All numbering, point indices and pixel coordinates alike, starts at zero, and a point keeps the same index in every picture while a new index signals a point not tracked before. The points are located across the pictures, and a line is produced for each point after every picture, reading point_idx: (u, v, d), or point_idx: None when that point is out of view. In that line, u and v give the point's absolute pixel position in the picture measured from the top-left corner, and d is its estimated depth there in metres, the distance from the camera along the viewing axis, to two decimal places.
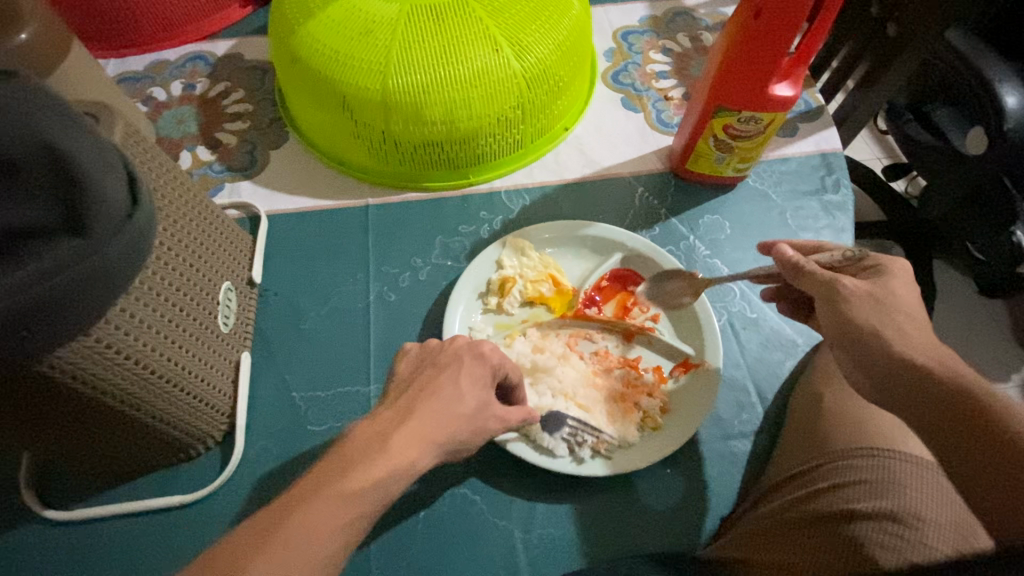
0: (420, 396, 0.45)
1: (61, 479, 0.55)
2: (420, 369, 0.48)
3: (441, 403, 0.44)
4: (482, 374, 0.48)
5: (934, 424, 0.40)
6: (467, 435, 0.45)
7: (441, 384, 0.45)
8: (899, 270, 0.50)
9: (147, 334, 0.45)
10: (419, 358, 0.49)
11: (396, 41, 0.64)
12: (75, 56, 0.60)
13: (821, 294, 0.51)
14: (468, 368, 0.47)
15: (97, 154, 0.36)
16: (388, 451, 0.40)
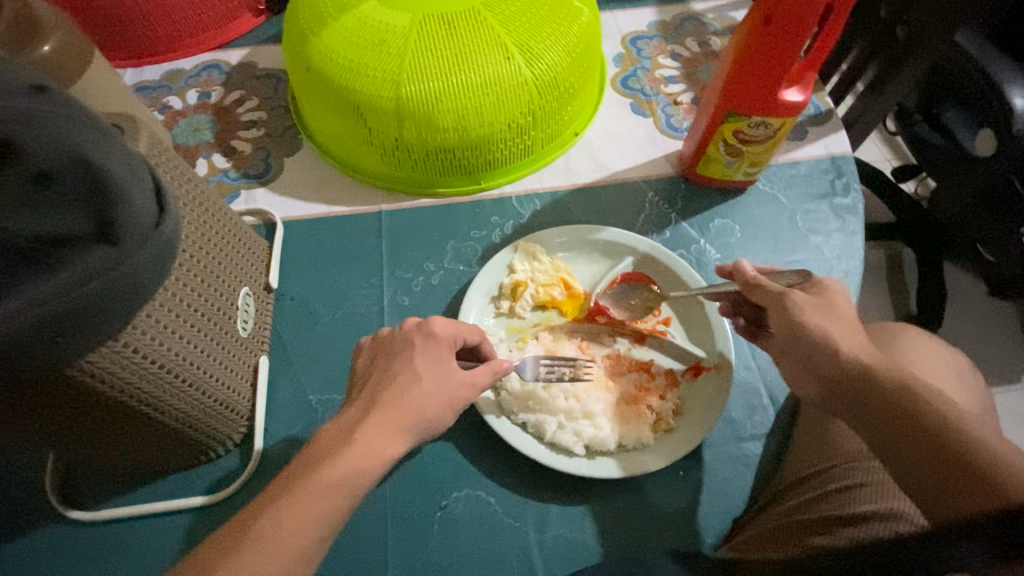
0: (383, 385, 0.46)
1: (85, 480, 0.57)
2: (375, 360, 0.49)
3: (404, 387, 0.45)
4: (441, 351, 0.49)
5: (898, 426, 0.44)
6: (438, 410, 0.46)
7: (399, 368, 0.47)
8: (838, 291, 0.51)
9: (172, 338, 0.46)
10: (374, 352, 0.50)
11: (409, 50, 0.65)
12: (96, 67, 0.62)
13: (772, 305, 0.52)
14: (421, 347, 0.48)
15: (126, 165, 0.37)
16: (356, 441, 0.41)
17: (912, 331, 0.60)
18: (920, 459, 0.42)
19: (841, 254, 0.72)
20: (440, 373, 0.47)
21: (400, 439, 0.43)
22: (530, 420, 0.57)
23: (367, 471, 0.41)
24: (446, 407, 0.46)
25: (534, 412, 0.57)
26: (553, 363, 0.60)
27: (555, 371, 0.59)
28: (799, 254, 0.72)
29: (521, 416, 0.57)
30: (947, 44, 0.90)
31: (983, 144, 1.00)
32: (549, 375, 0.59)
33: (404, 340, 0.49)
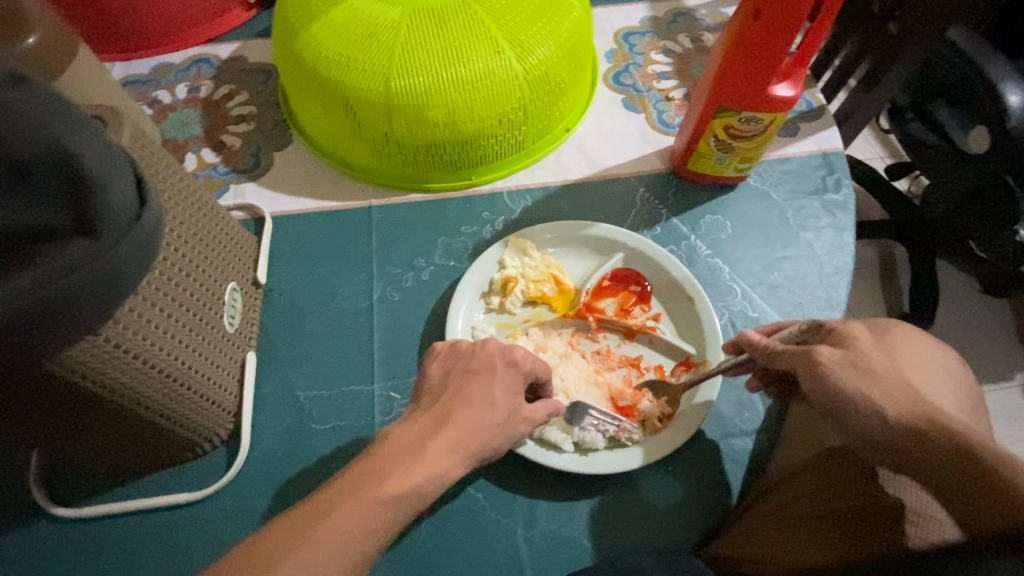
0: (454, 403, 0.45)
1: (70, 477, 0.56)
2: (450, 377, 0.49)
3: (471, 409, 0.45)
4: (515, 382, 0.49)
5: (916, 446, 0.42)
6: (499, 442, 0.45)
7: (467, 391, 0.46)
8: (858, 334, 0.49)
9: (156, 334, 0.45)
10: (449, 363, 0.50)
11: (399, 44, 0.65)
12: (81, 58, 0.61)
13: (803, 365, 0.49)
14: (501, 375, 0.48)
15: (106, 157, 0.37)
16: (424, 458, 0.41)
17: None
18: (953, 488, 0.40)
19: (832, 251, 0.72)
20: (505, 395, 0.47)
21: (459, 462, 0.42)
22: None
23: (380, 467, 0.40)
24: (506, 436, 0.46)
25: None
26: (599, 420, 0.56)
27: (600, 428, 0.56)
28: (790, 250, 0.72)
29: None
30: (940, 41, 0.91)
31: (975, 142, 0.98)
32: (594, 431, 0.55)
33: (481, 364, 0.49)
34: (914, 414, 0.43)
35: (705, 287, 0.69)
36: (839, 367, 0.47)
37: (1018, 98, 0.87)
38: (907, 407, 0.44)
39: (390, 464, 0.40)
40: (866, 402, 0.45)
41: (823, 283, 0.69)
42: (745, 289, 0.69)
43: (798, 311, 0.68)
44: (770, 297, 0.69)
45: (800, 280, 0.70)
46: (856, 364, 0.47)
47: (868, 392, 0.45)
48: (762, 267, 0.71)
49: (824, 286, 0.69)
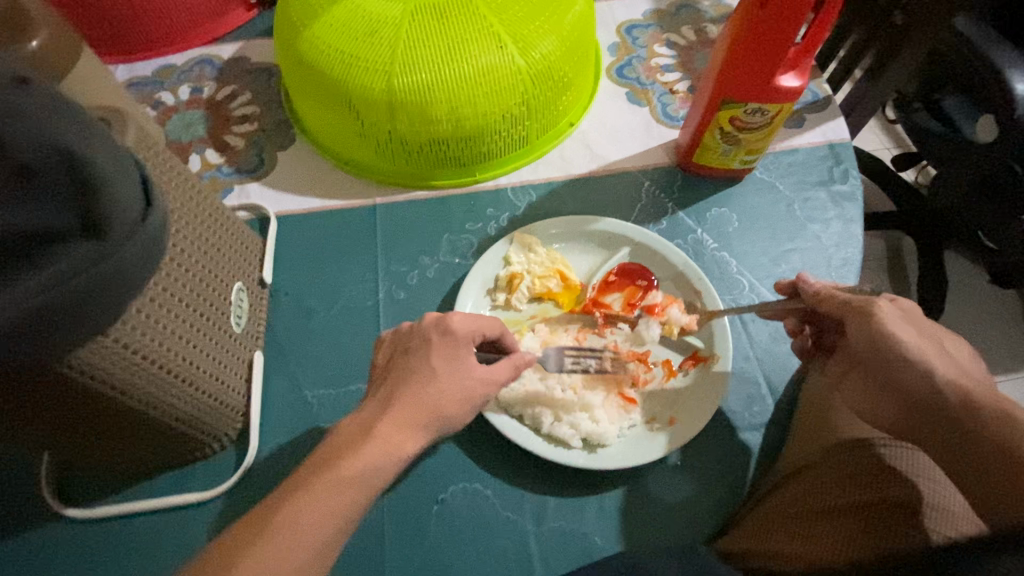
0: (401, 383, 0.46)
1: (81, 478, 0.56)
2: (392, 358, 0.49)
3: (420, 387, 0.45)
4: (457, 350, 0.48)
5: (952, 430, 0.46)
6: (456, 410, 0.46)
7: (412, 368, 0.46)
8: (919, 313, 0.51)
9: (163, 334, 0.45)
10: (392, 348, 0.50)
11: (402, 41, 0.64)
12: (84, 61, 0.61)
13: (850, 311, 0.52)
14: (436, 347, 0.47)
15: (111, 158, 0.36)
16: (374, 438, 0.42)
17: None
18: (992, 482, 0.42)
19: (839, 242, 0.71)
20: (456, 374, 0.46)
21: (413, 437, 0.43)
22: (527, 413, 0.56)
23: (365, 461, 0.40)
24: None
25: (530, 404, 0.57)
26: (579, 355, 0.60)
27: (580, 363, 0.60)
28: (797, 242, 0.71)
29: (517, 409, 0.56)
30: (947, 29, 0.89)
31: (984, 130, 1.00)
32: (574, 367, 0.59)
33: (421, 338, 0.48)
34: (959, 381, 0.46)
35: (712, 280, 0.69)
36: (897, 323, 0.49)
37: None
38: (959, 377, 0.47)
39: (346, 448, 0.41)
40: (921, 360, 0.47)
41: (831, 274, 0.69)
42: (753, 282, 0.69)
43: None
44: None
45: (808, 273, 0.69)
46: (911, 326, 0.50)
47: (926, 352, 0.48)
48: (769, 259, 0.70)
49: (832, 278, 0.69)
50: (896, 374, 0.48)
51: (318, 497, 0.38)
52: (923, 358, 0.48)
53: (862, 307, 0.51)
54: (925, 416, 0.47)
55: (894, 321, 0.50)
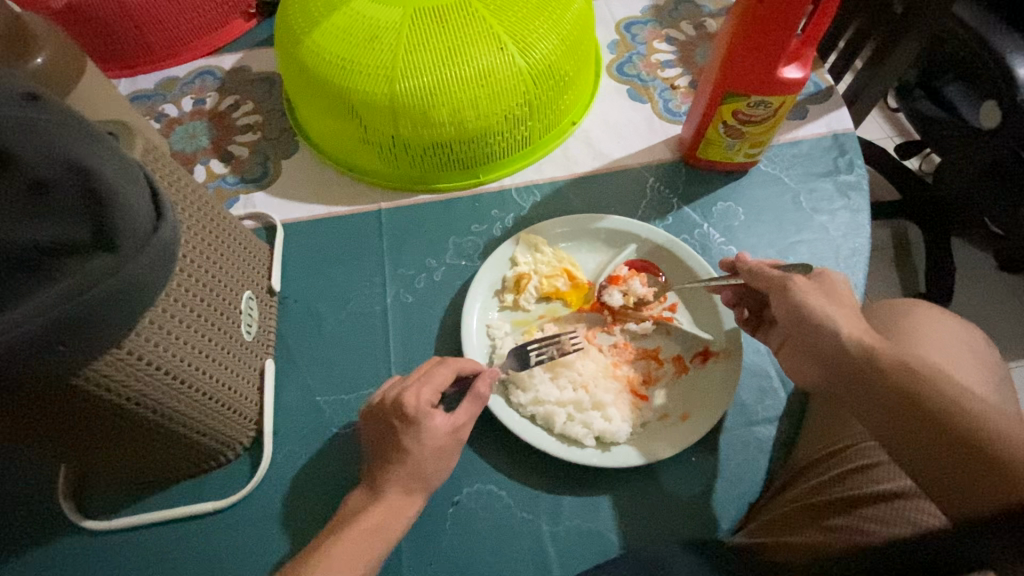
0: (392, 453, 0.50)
1: (98, 489, 0.57)
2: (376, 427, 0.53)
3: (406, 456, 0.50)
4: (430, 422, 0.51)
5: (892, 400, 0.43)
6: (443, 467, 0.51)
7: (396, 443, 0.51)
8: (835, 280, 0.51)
9: (176, 344, 0.46)
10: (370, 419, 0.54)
11: (402, 45, 0.65)
12: (89, 75, 0.61)
13: (776, 287, 0.53)
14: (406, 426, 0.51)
15: (121, 171, 0.37)
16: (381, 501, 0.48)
17: (921, 307, 0.59)
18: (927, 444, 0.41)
19: (847, 233, 0.71)
20: (427, 439, 0.50)
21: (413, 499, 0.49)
22: (539, 413, 0.56)
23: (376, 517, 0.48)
24: None
25: (542, 403, 0.57)
26: (541, 345, 0.60)
27: (544, 352, 0.60)
28: (804, 234, 0.71)
29: (529, 409, 0.57)
30: (948, 15, 0.89)
31: (987, 118, 0.94)
32: (538, 357, 0.59)
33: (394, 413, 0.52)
34: (870, 339, 0.46)
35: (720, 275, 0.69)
36: (814, 297, 0.50)
37: None
38: (870, 338, 0.46)
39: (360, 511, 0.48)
40: (831, 325, 0.47)
41: (840, 265, 0.68)
42: None
43: None
44: None
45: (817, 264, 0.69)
46: (828, 296, 0.50)
47: (835, 317, 0.48)
48: (776, 252, 0.70)
49: (841, 269, 0.68)
50: (813, 340, 0.48)
51: (336, 554, 0.45)
52: (835, 323, 0.48)
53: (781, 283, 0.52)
54: (841, 381, 0.46)
55: (810, 293, 0.50)
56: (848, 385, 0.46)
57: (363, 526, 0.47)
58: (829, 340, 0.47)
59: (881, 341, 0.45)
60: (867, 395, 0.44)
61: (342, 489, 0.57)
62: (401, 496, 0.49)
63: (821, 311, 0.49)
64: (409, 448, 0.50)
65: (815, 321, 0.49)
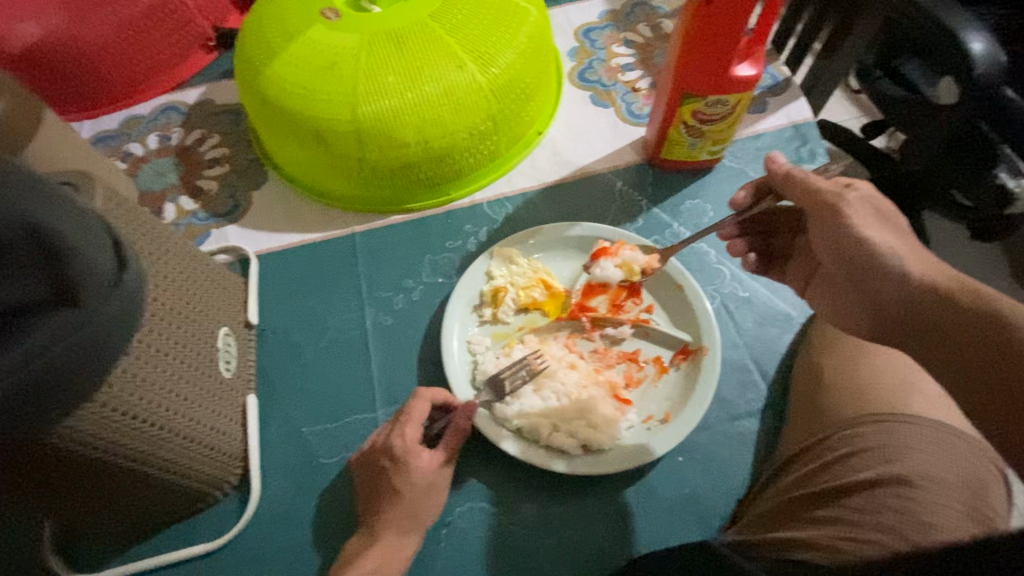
0: (384, 492, 0.53)
1: (85, 542, 0.56)
2: (369, 465, 0.55)
3: (397, 497, 0.52)
4: (418, 457, 0.53)
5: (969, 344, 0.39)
6: (433, 501, 0.53)
7: (388, 481, 0.53)
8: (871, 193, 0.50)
9: (153, 391, 0.45)
10: (365, 458, 0.56)
11: (362, 70, 0.65)
12: (47, 124, 0.61)
13: (820, 207, 0.51)
14: (394, 466, 0.53)
15: (81, 224, 0.36)
16: (378, 542, 0.51)
17: None
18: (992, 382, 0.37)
19: None
20: (415, 476, 0.52)
21: (408, 537, 0.51)
22: (524, 426, 0.57)
23: (376, 557, 0.50)
24: None
25: (526, 416, 0.57)
26: (518, 364, 0.59)
27: (523, 369, 0.59)
28: None
29: (515, 423, 0.57)
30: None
31: (946, 93, 0.94)
32: (517, 372, 0.58)
33: (383, 450, 0.54)
34: (942, 279, 0.44)
35: (694, 272, 0.70)
36: (865, 220, 0.48)
37: (981, 45, 0.87)
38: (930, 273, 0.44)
39: (358, 552, 0.51)
40: (895, 261, 0.46)
41: None
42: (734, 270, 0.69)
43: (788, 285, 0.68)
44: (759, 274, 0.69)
45: None
46: (880, 220, 0.49)
47: (899, 252, 0.46)
48: None
49: None
50: (873, 281, 0.47)
51: None
52: (898, 258, 0.46)
53: (831, 203, 0.50)
54: (906, 319, 0.44)
55: (860, 215, 0.49)
56: (907, 328, 0.43)
57: (362, 569, 0.49)
58: (891, 282, 0.45)
59: (950, 278, 0.43)
60: (928, 331, 0.42)
61: (334, 520, 0.57)
62: (398, 537, 0.51)
63: (876, 240, 0.47)
64: (399, 488, 0.52)
65: (877, 256, 0.47)
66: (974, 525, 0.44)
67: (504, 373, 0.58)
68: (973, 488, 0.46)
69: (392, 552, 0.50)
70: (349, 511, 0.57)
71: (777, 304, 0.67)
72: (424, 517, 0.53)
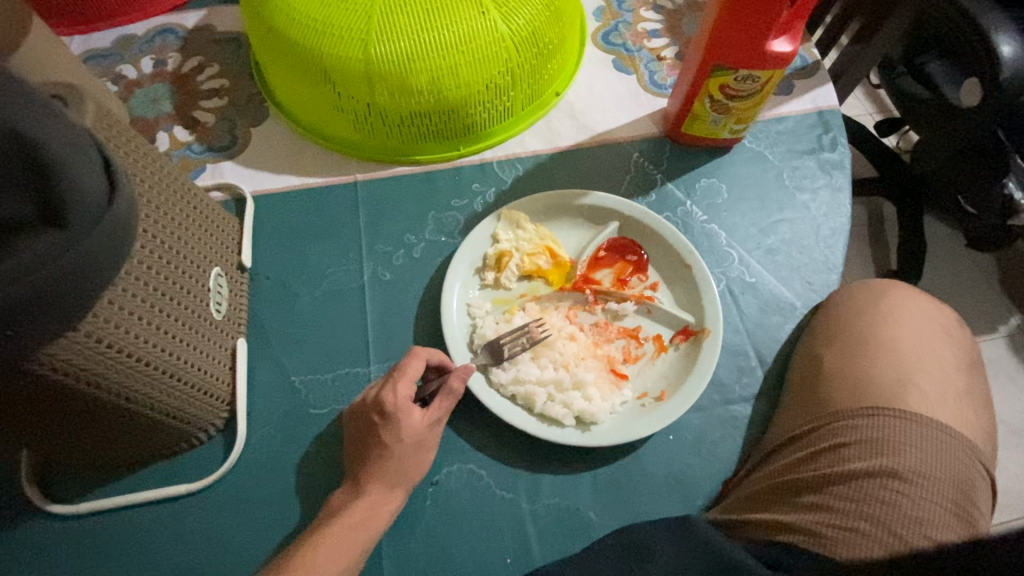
0: (372, 448, 0.52)
1: (63, 474, 0.55)
2: (360, 420, 0.54)
3: (386, 453, 0.51)
4: (409, 416, 0.52)
5: None
6: (422, 460, 0.53)
7: (378, 437, 0.52)
8: None
9: (140, 325, 0.44)
10: (357, 413, 0.55)
11: (378, 7, 0.61)
12: (36, 31, 0.56)
13: None
14: (385, 422, 0.52)
15: (68, 139, 0.33)
16: (364, 496, 0.50)
17: (897, 288, 0.60)
18: None
19: (828, 212, 0.71)
20: (404, 434, 0.52)
21: (394, 494, 0.51)
22: (519, 393, 0.56)
23: (361, 509, 0.50)
24: None
25: (522, 383, 0.57)
26: (516, 333, 0.58)
27: (520, 339, 0.58)
28: (786, 213, 0.71)
29: (510, 389, 0.56)
30: None
31: (966, 96, 0.94)
32: (515, 341, 0.58)
33: (375, 406, 0.53)
34: None
35: (702, 253, 0.68)
36: None
37: (1011, 49, 0.83)
38: None
39: (343, 505, 0.50)
40: None
41: (820, 245, 0.69)
42: (742, 254, 0.68)
43: (795, 275, 0.67)
44: (767, 261, 0.68)
45: (797, 243, 0.69)
46: None
47: None
48: (759, 231, 0.70)
49: (820, 248, 0.69)
50: None
51: (322, 547, 0.47)
52: None
53: None
54: None
55: None
56: None
57: (348, 521, 0.49)
58: None
59: None
60: None
61: (318, 471, 0.57)
62: (384, 492, 0.51)
63: None
64: (389, 443, 0.51)
65: None
66: (957, 525, 0.46)
67: (504, 339, 0.58)
68: (960, 484, 0.48)
69: (377, 507, 0.50)
70: (335, 463, 0.57)
71: (782, 293, 0.66)
72: (411, 476, 0.52)
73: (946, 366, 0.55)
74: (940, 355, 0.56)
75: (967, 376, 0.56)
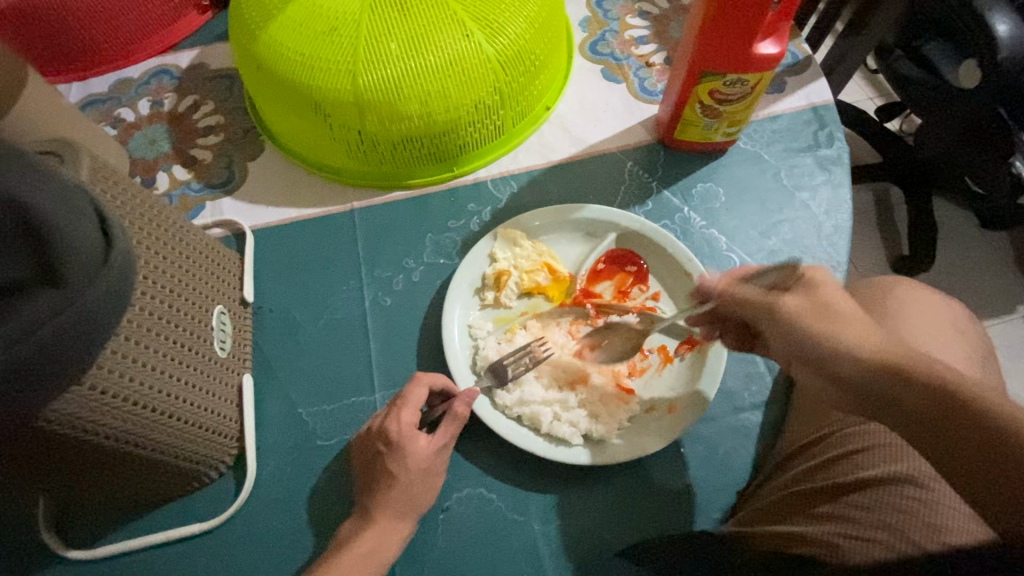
0: (379, 478, 0.52)
1: (79, 519, 0.55)
2: (366, 450, 0.54)
3: (393, 483, 0.51)
4: (415, 445, 0.52)
5: None
6: (430, 488, 0.53)
7: (385, 467, 0.52)
8: None
9: (145, 372, 0.44)
10: (363, 443, 0.55)
11: (363, 37, 0.61)
12: (32, 85, 0.57)
13: None
14: (390, 452, 0.52)
15: (61, 198, 0.34)
16: (373, 528, 0.50)
17: (904, 284, 0.59)
18: None
19: (829, 209, 0.70)
20: (409, 462, 0.52)
21: (404, 523, 0.51)
22: (525, 414, 0.56)
23: (371, 541, 0.50)
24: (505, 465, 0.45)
25: (528, 403, 0.56)
26: (519, 353, 0.58)
27: (523, 359, 0.58)
28: (787, 213, 0.70)
29: (516, 410, 0.56)
30: None
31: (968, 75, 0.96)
32: (518, 361, 0.58)
33: (380, 435, 0.53)
34: None
35: (702, 259, 0.68)
36: None
37: (1007, 28, 0.83)
38: None
39: (352, 537, 0.50)
40: None
41: (822, 243, 0.68)
42: (744, 258, 0.67)
43: None
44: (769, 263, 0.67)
45: (799, 243, 0.68)
46: None
47: None
48: (759, 233, 0.69)
49: (823, 246, 0.68)
50: None
51: None
52: None
53: None
54: None
55: None
56: None
57: (358, 553, 0.49)
58: None
59: None
60: None
61: (330, 503, 0.57)
62: (394, 521, 0.51)
63: None
64: (396, 473, 0.51)
65: None
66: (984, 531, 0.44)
67: (507, 360, 0.57)
68: None
69: (388, 537, 0.50)
70: (346, 494, 0.57)
71: None
72: (419, 504, 0.52)
73: (958, 362, 0.54)
74: (953, 352, 0.54)
75: (980, 371, 0.54)
